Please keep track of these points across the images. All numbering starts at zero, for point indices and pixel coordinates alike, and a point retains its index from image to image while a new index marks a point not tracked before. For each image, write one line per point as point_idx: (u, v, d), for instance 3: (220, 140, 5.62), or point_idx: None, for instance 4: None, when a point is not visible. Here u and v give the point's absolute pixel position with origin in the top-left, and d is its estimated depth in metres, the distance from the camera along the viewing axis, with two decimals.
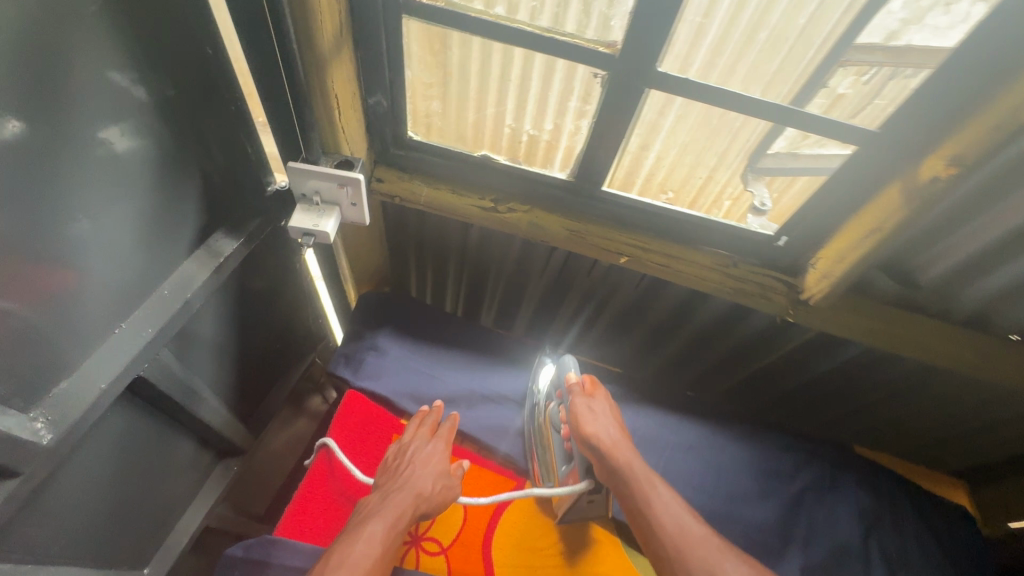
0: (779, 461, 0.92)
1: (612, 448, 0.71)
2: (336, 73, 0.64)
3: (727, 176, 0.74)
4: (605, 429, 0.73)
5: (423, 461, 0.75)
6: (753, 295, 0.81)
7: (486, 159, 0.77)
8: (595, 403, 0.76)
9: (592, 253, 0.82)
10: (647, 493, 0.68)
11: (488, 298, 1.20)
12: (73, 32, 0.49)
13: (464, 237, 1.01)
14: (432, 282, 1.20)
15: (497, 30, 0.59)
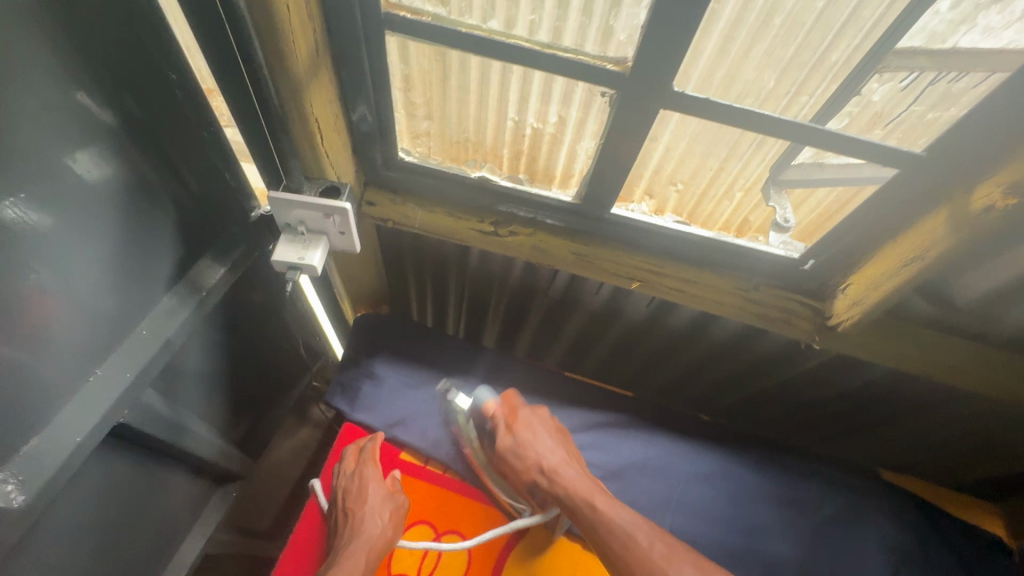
0: (802, 490, 0.86)
1: (550, 475, 0.74)
2: (315, 96, 0.58)
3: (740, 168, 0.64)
4: (546, 450, 0.76)
5: (365, 498, 0.75)
6: (776, 320, 0.75)
7: (484, 180, 0.71)
8: (519, 432, 0.79)
9: (602, 277, 0.76)
10: (590, 510, 0.68)
11: (491, 313, 1.15)
12: (14, 61, 0.43)
13: (464, 255, 0.95)
14: (432, 296, 1.15)
15: (492, 48, 0.52)
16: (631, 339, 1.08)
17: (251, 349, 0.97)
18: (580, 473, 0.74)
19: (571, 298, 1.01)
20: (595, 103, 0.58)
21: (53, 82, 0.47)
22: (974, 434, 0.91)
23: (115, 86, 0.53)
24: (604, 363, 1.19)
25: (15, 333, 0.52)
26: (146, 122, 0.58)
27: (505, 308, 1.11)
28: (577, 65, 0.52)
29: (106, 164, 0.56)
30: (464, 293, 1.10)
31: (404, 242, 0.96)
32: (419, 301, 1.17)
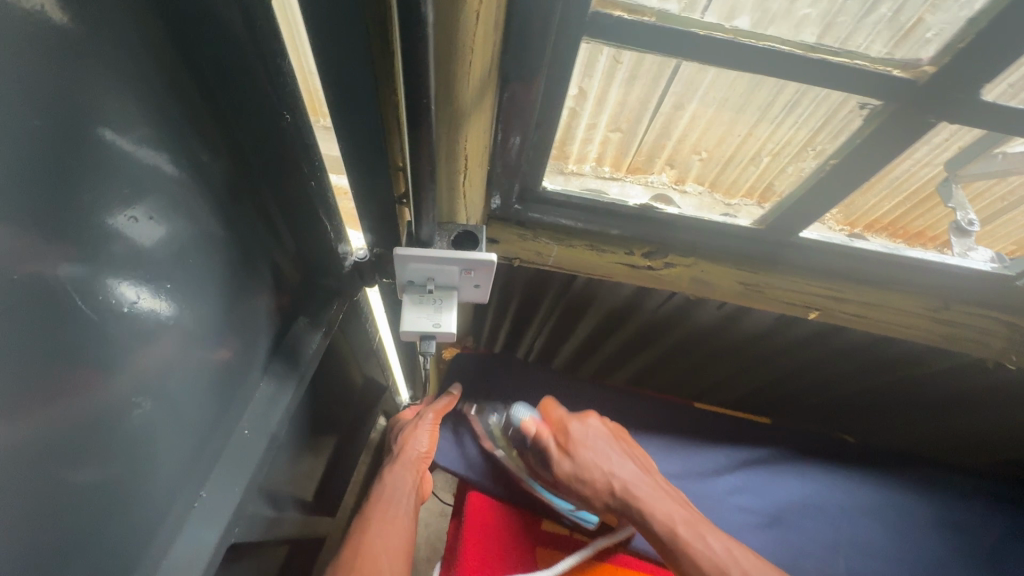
0: (966, 513, 0.79)
1: (624, 494, 0.65)
2: (474, 128, 0.44)
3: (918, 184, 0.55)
4: (618, 467, 0.68)
5: (407, 452, 0.77)
6: (969, 342, 0.65)
7: (646, 208, 0.58)
8: (578, 451, 0.69)
9: (773, 308, 0.64)
10: (678, 536, 0.60)
11: (575, 334, 1.03)
12: (78, 111, 0.29)
13: (572, 280, 0.83)
14: (507, 321, 1.02)
15: (732, 56, 0.40)
16: (737, 356, 0.96)
17: (316, 409, 0.82)
18: (655, 493, 0.66)
19: (680, 318, 0.89)
20: (830, 117, 0.45)
21: (134, 137, 0.34)
22: None
23: (190, 129, 0.40)
24: (696, 377, 1.08)
25: (121, 484, 0.38)
26: (222, 172, 0.45)
27: (599, 330, 1.00)
28: (852, 72, 0.39)
29: (197, 231, 0.43)
30: (549, 316, 0.97)
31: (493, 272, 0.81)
32: (490, 328, 1.04)
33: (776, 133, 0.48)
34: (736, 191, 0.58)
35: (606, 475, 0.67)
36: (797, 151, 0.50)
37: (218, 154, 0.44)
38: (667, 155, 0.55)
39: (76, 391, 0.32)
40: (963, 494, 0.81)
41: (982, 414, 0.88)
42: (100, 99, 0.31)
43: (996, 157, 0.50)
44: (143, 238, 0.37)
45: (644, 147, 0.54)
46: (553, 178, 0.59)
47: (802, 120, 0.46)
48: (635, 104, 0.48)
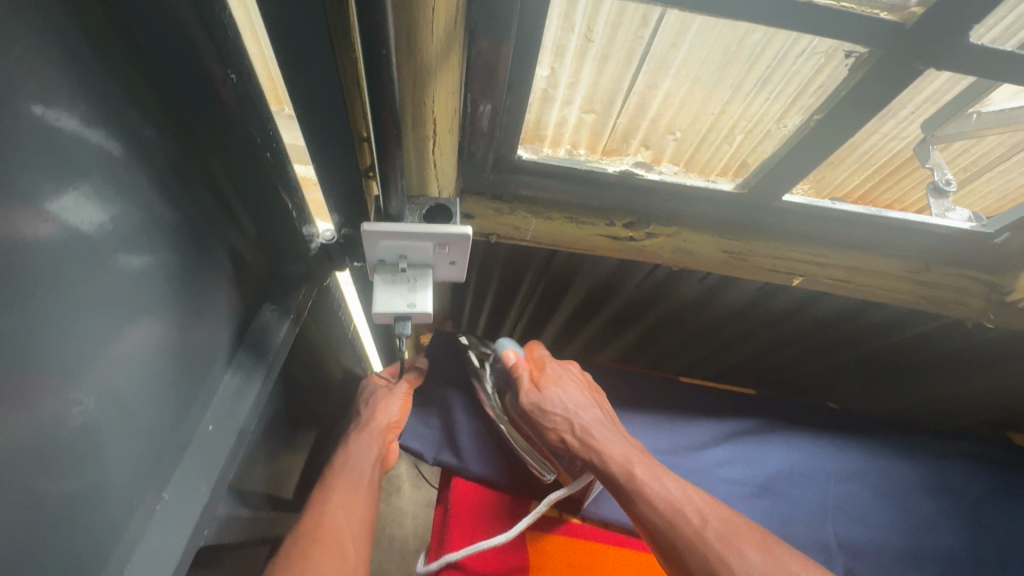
0: (946, 472, 0.81)
1: (582, 433, 0.63)
2: (442, 90, 0.41)
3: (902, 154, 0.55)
4: (581, 409, 0.66)
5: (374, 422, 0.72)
6: (949, 303, 0.65)
7: (631, 174, 0.56)
8: (546, 387, 0.67)
9: (754, 276, 0.63)
10: (628, 474, 0.57)
11: (558, 314, 1.01)
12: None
13: (551, 257, 0.81)
14: (489, 303, 0.99)
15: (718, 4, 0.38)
16: (718, 329, 0.96)
17: (293, 401, 0.78)
18: (615, 435, 0.63)
19: (662, 293, 0.88)
20: (814, 73, 0.44)
21: (61, 112, 0.30)
22: None
23: (127, 102, 0.36)
24: (680, 353, 1.08)
25: (70, 494, 0.34)
26: (165, 146, 0.40)
27: (580, 308, 0.98)
28: (838, 17, 0.38)
29: (143, 216, 0.39)
30: (532, 296, 0.95)
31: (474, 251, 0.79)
32: (471, 311, 1.01)
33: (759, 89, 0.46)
34: (708, 170, 0.57)
35: (572, 414, 0.65)
36: (783, 108, 0.48)
37: (162, 129, 0.40)
38: (641, 136, 0.54)
39: (10, 389, 0.29)
40: (944, 455, 0.82)
41: (957, 376, 0.90)
42: (19, 62, 0.27)
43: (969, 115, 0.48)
44: (76, 220, 0.32)
45: (619, 130, 0.53)
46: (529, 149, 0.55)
47: (747, 83, 0.46)
48: (609, 86, 0.48)
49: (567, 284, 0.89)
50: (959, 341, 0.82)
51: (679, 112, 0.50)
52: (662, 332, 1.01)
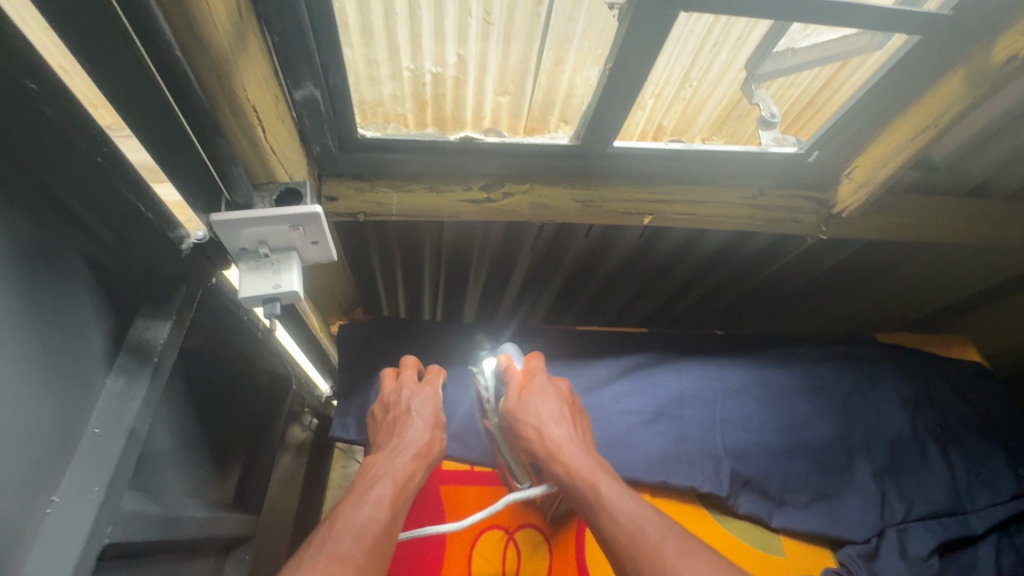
0: (818, 375, 0.91)
1: (551, 451, 0.67)
2: (249, 75, 0.45)
3: (723, 91, 0.61)
4: (551, 426, 0.70)
5: (410, 430, 0.73)
6: (784, 221, 0.74)
7: (467, 138, 0.60)
8: (527, 395, 0.74)
9: (612, 219, 0.70)
10: (593, 494, 0.61)
11: (471, 288, 1.06)
12: None
13: (438, 233, 0.86)
14: (402, 287, 1.03)
15: None
16: (612, 282, 1.05)
17: (212, 403, 0.81)
18: (585, 453, 0.67)
19: (552, 254, 0.95)
20: (586, 27, 0.50)
21: None
22: (947, 275, 0.99)
23: None
24: (595, 309, 1.14)
25: None
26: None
27: (485, 282, 1.04)
28: None
29: None
30: (439, 273, 1.00)
31: (366, 235, 0.83)
32: (388, 297, 1.05)
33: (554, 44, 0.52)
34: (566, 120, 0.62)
35: (538, 430, 0.69)
36: (579, 61, 0.54)
37: None
38: (559, 111, 0.61)
39: None
40: (817, 360, 0.92)
41: (818, 283, 1.02)
42: None
43: (785, 53, 0.57)
44: None
45: (538, 107, 0.60)
46: (366, 126, 0.60)
47: (539, 40, 0.52)
48: (518, 64, 0.54)
49: (463, 258, 0.95)
50: (812, 257, 0.93)
51: (491, 74, 0.55)
52: (566, 293, 1.09)
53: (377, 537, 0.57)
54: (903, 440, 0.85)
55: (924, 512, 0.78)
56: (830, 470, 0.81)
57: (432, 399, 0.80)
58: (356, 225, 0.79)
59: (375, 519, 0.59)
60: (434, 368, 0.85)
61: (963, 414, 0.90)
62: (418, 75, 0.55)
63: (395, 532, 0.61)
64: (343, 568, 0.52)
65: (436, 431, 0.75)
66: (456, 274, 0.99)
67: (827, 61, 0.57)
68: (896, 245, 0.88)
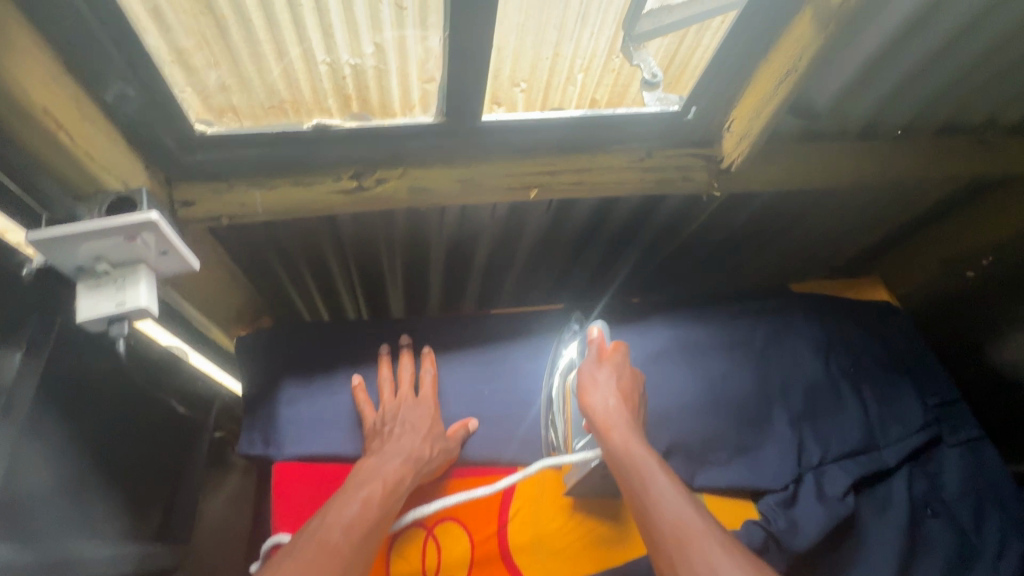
0: (735, 331, 0.92)
1: (605, 423, 0.64)
2: (27, 72, 0.41)
3: (575, 49, 0.59)
4: (604, 399, 0.66)
5: (410, 426, 0.72)
6: (675, 181, 0.72)
7: (321, 126, 0.57)
8: (604, 363, 0.70)
9: (499, 197, 0.67)
10: (648, 477, 0.59)
11: (392, 286, 1.02)
12: None
13: (335, 231, 0.83)
14: (318, 292, 0.98)
15: None
16: (532, 265, 1.03)
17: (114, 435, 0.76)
18: (634, 426, 0.64)
19: (463, 243, 0.92)
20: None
21: None
22: (854, 219, 1.01)
23: None
24: (525, 292, 1.12)
25: None
26: None
27: (404, 280, 1.01)
28: None
29: None
30: (352, 273, 0.95)
31: (257, 240, 0.78)
32: (304, 305, 0.99)
33: (379, 19, 0.49)
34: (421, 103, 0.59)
35: (597, 399, 0.66)
36: (416, 32, 0.51)
37: None
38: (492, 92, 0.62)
39: None
40: (735, 316, 0.93)
41: (732, 241, 1.03)
42: None
43: (657, 11, 0.56)
44: None
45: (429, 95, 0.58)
46: (204, 123, 0.55)
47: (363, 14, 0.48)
48: (422, 55, 0.53)
49: (372, 256, 0.91)
50: (718, 217, 0.93)
51: (323, 54, 0.51)
52: (490, 281, 1.07)
53: (361, 537, 0.58)
54: (819, 385, 0.86)
55: (839, 452, 0.81)
56: (750, 424, 0.82)
57: (430, 402, 0.78)
58: (240, 232, 0.75)
59: (361, 521, 0.59)
60: (427, 376, 0.82)
61: (873, 351, 0.92)
62: (336, 68, 0.53)
63: (381, 533, 0.61)
64: (326, 566, 0.53)
65: (436, 435, 0.73)
66: (369, 272, 0.96)
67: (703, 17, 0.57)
68: (801, 195, 0.89)
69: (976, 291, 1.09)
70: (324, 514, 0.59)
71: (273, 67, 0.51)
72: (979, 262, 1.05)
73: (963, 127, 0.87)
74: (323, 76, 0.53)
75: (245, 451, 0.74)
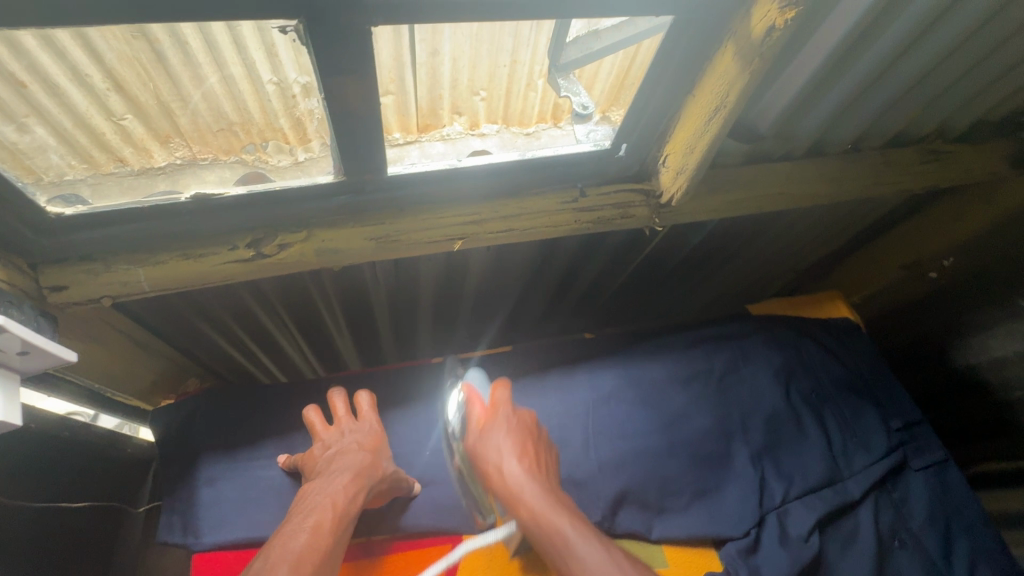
0: (692, 364, 0.88)
1: (510, 487, 0.62)
2: None
3: (531, 55, 0.55)
4: (505, 461, 0.64)
5: (355, 453, 0.68)
6: (612, 220, 0.68)
7: (203, 197, 0.52)
8: (488, 428, 0.69)
9: (419, 251, 0.63)
10: (557, 537, 0.56)
11: (341, 340, 0.95)
12: None
13: (266, 302, 0.77)
14: (263, 356, 0.91)
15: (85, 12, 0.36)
16: (485, 307, 0.98)
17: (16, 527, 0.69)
18: (538, 485, 0.61)
19: (408, 295, 0.87)
20: (284, 48, 0.44)
21: None
22: (809, 234, 0.98)
23: None
24: (483, 331, 1.07)
25: None
26: None
27: (352, 335, 0.95)
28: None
29: None
30: (296, 335, 0.89)
31: (178, 314, 0.71)
32: (248, 370, 0.93)
33: (252, 78, 0.47)
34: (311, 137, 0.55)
35: (494, 468, 0.64)
36: (293, 89, 0.49)
37: None
38: (450, 104, 0.58)
39: None
40: (690, 346, 0.91)
41: (687, 266, 1.00)
42: None
43: (583, 39, 0.54)
44: None
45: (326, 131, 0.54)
46: (58, 204, 0.50)
47: (232, 77, 0.47)
48: (304, 115, 0.52)
49: (312, 318, 0.86)
50: (669, 246, 0.90)
51: (203, 112, 0.49)
52: (444, 327, 1.02)
53: (315, 567, 0.52)
54: (779, 415, 0.83)
55: (803, 488, 0.76)
56: (707, 464, 0.78)
57: (373, 429, 0.74)
58: (153, 312, 0.69)
59: (314, 549, 0.54)
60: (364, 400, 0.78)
61: (834, 373, 0.89)
62: (285, 88, 0.49)
63: (336, 560, 0.56)
64: None
65: (383, 460, 0.70)
66: (312, 333, 0.90)
67: (625, 45, 0.53)
68: (752, 218, 0.85)
69: (939, 292, 1.06)
70: (269, 551, 0.53)
71: (151, 126, 0.49)
72: (939, 263, 1.02)
73: (912, 138, 0.84)
74: (211, 129, 0.51)
75: (164, 538, 0.70)
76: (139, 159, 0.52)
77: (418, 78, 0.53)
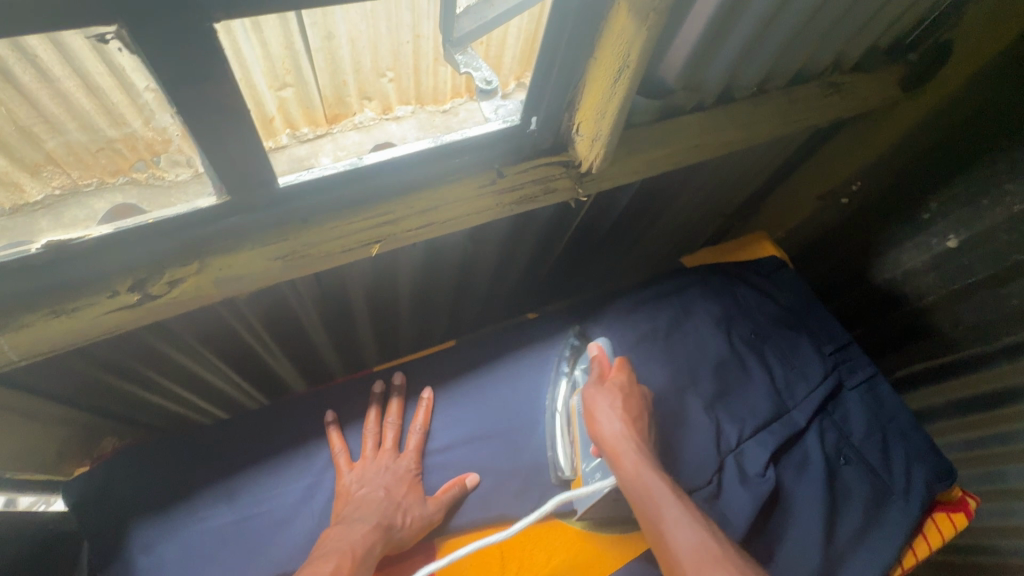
0: (637, 326, 0.89)
1: (611, 448, 0.64)
2: None
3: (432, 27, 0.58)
4: (610, 422, 0.66)
5: (379, 495, 0.66)
6: (535, 197, 0.65)
7: (57, 244, 0.44)
8: (608, 381, 0.71)
9: (337, 261, 0.58)
10: (660, 501, 0.58)
11: (277, 366, 0.89)
12: None
13: (184, 345, 0.70)
14: (193, 399, 0.84)
15: None
16: (426, 305, 0.94)
17: None
18: (639, 446, 0.64)
19: (340, 308, 0.82)
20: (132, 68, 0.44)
21: None
22: (729, 182, 1.00)
23: None
24: (428, 329, 1.03)
25: None
26: None
27: (290, 359, 0.89)
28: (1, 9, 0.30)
29: None
30: (225, 371, 0.81)
31: (74, 373, 0.64)
32: (178, 417, 0.85)
33: (114, 99, 0.47)
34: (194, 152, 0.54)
35: (600, 427, 0.66)
36: (152, 104, 0.48)
37: None
38: (357, 88, 0.61)
39: None
40: (633, 310, 0.92)
41: (620, 231, 1.00)
42: None
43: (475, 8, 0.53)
44: None
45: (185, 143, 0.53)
46: None
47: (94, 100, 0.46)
48: (168, 128, 0.51)
49: (239, 352, 0.79)
50: (597, 214, 0.89)
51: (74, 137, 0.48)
52: (387, 333, 0.97)
53: None
54: (725, 361, 0.85)
55: (755, 427, 0.79)
56: (665, 422, 0.80)
57: (405, 470, 0.71)
58: (40, 377, 0.61)
59: None
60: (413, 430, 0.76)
61: (767, 312, 0.93)
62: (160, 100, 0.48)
63: None
64: None
65: (412, 503, 0.68)
66: (244, 366, 0.83)
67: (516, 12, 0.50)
68: (673, 173, 0.86)
69: (850, 220, 1.12)
70: None
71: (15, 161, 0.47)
72: (849, 188, 1.06)
73: (809, 75, 0.86)
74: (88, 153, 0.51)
75: None
76: (10, 196, 0.49)
77: (315, 65, 0.55)
